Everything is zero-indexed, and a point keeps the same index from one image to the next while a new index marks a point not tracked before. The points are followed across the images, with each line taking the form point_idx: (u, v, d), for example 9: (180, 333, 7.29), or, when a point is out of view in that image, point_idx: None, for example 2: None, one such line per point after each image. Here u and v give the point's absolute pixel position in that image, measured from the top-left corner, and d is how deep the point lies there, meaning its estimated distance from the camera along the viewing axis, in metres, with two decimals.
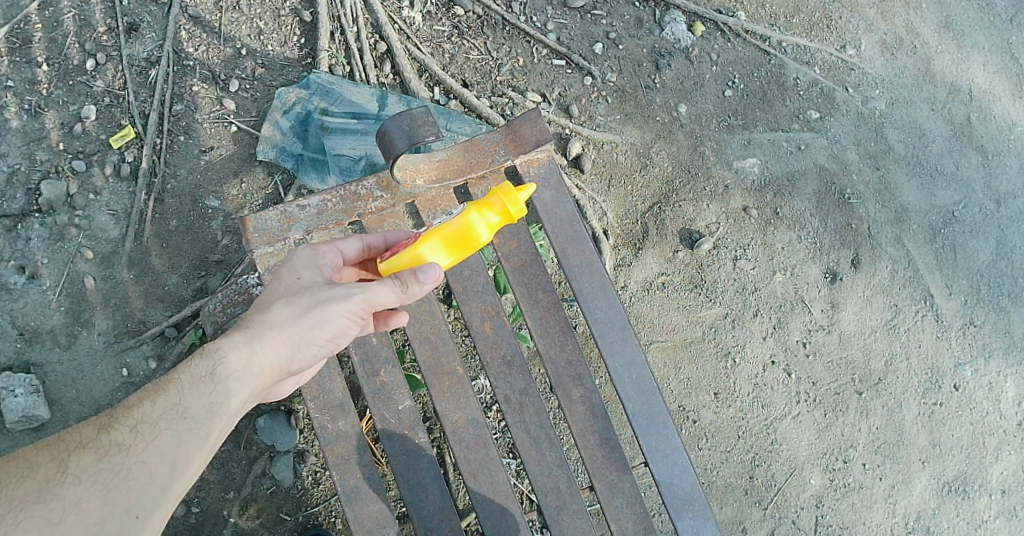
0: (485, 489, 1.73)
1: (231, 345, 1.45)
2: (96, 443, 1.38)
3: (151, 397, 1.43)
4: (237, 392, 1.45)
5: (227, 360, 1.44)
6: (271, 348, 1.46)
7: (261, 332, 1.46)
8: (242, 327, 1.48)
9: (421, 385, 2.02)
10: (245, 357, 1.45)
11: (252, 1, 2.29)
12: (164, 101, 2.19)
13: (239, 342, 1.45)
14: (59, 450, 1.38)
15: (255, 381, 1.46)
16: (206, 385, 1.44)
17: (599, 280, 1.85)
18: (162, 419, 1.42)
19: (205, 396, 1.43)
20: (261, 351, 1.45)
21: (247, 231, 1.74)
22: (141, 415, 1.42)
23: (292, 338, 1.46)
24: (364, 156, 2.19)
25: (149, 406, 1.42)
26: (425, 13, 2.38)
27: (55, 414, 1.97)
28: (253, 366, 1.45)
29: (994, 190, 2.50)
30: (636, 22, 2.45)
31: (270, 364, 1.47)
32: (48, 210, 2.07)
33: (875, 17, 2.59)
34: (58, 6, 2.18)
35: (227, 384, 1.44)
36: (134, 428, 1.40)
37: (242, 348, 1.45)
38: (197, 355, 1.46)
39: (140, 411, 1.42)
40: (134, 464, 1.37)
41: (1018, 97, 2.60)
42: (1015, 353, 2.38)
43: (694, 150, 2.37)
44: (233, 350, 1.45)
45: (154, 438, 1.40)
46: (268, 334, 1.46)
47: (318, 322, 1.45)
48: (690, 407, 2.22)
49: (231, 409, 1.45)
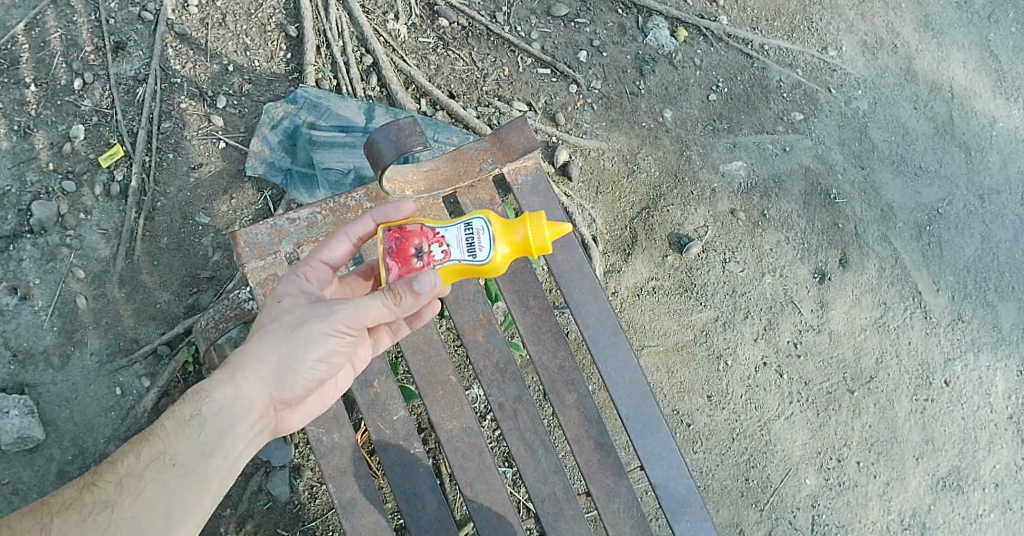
0: (482, 497, 1.74)
1: (214, 383, 1.50)
2: (79, 503, 1.40)
3: (135, 449, 1.45)
4: (228, 426, 1.49)
5: (212, 395, 1.50)
6: (257, 379, 1.51)
7: (243, 366, 1.51)
8: (227, 361, 1.52)
9: (415, 396, 2.03)
10: (231, 391, 1.50)
11: (238, 17, 2.31)
12: (152, 118, 2.20)
13: (221, 378, 1.51)
14: (41, 515, 1.38)
15: (247, 412, 1.51)
16: (192, 427, 1.48)
17: (589, 285, 1.86)
18: (148, 469, 1.44)
19: (195, 438, 1.48)
20: (248, 383, 1.51)
21: (238, 245, 1.75)
22: (125, 468, 1.43)
23: (280, 365, 1.50)
24: (353, 169, 2.19)
25: (133, 459, 1.44)
26: (411, 25, 2.40)
27: (51, 435, 1.96)
28: (242, 398, 1.50)
29: (977, 186, 2.52)
30: (619, 29, 2.47)
31: (259, 391, 1.52)
32: (39, 231, 2.08)
33: (856, 18, 2.62)
34: (44, 27, 2.20)
35: (216, 420, 1.49)
36: (119, 482, 1.42)
37: (226, 382, 1.50)
38: (184, 400, 1.51)
39: (125, 465, 1.44)
40: (122, 519, 1.39)
41: (998, 94, 2.63)
42: (1004, 348, 2.40)
43: (681, 155, 2.39)
44: (217, 387, 1.50)
45: (141, 491, 1.42)
46: (251, 365, 1.50)
47: (303, 345, 1.48)
48: (684, 411, 2.23)
49: (224, 447, 1.49)
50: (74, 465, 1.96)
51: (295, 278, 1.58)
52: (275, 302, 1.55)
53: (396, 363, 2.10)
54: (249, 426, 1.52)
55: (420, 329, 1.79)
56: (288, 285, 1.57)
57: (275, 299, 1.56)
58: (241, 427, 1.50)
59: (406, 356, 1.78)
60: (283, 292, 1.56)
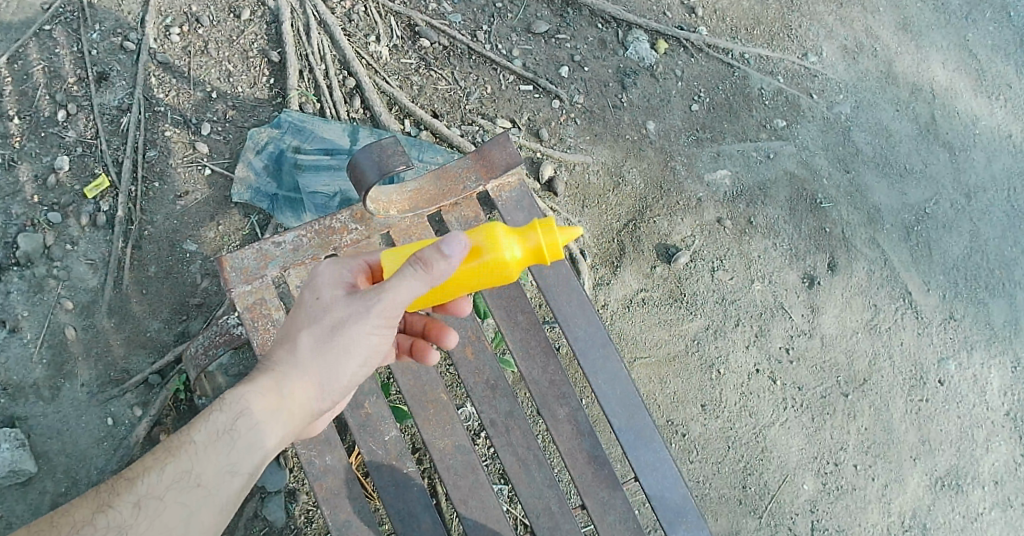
0: (477, 515, 1.73)
1: (253, 394, 1.48)
2: (93, 526, 1.41)
3: (157, 468, 1.46)
4: (262, 439, 1.49)
5: (250, 407, 1.48)
6: (298, 390, 1.47)
7: (285, 372, 1.47)
8: (267, 368, 1.49)
9: (407, 416, 2.03)
10: (271, 401, 1.48)
11: (220, 44, 2.31)
12: (137, 147, 2.20)
13: (259, 390, 1.48)
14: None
15: (284, 426, 1.50)
16: (223, 442, 1.48)
17: (577, 299, 1.87)
18: (169, 491, 1.45)
19: (224, 454, 1.48)
20: (289, 395, 1.48)
21: (225, 270, 1.74)
22: (144, 489, 1.45)
23: (322, 371, 1.47)
24: (339, 192, 2.23)
25: (155, 477, 1.45)
26: (392, 47, 2.41)
27: (42, 468, 1.95)
28: (280, 409, 1.48)
29: (963, 184, 2.54)
30: (600, 43, 2.49)
31: (298, 403, 1.49)
32: (25, 263, 2.07)
33: (834, 23, 2.64)
34: (27, 60, 2.21)
35: (249, 434, 1.48)
36: (135, 505, 1.44)
37: (268, 391, 1.48)
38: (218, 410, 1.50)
39: (144, 485, 1.45)
40: None
41: (979, 93, 2.65)
42: (997, 344, 2.40)
43: (666, 165, 2.40)
44: (255, 398, 1.48)
45: (158, 515, 1.43)
46: (291, 372, 1.46)
47: (349, 346, 1.45)
48: (678, 421, 2.22)
49: (253, 464, 1.50)
50: (67, 497, 1.94)
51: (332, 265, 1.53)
52: (315, 295, 1.50)
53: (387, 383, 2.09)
54: (284, 438, 1.52)
55: None
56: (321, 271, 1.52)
57: (313, 290, 1.50)
58: (275, 438, 1.50)
59: (396, 377, 1.78)
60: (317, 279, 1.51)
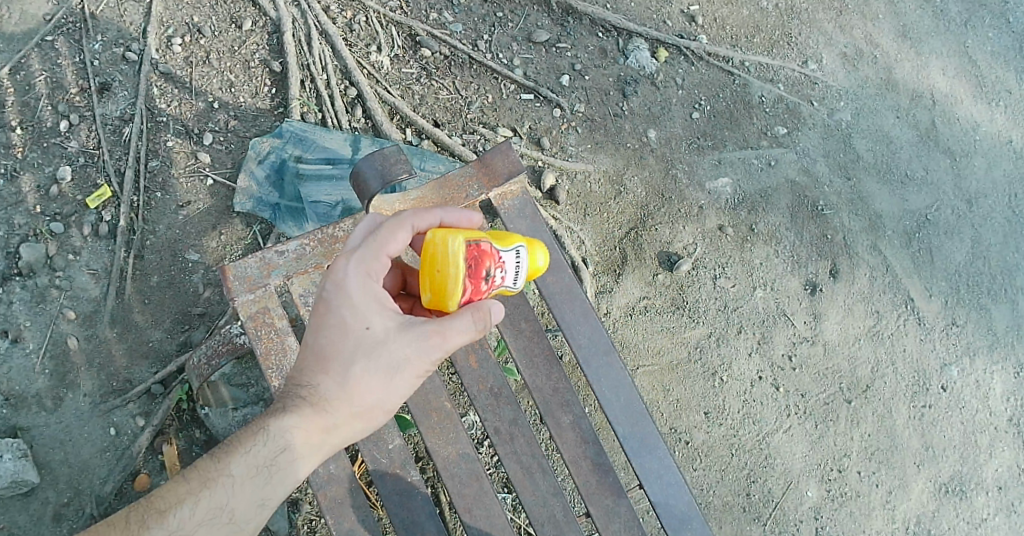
0: (482, 523, 1.72)
1: (296, 428, 1.49)
2: None
3: (190, 503, 1.48)
4: (301, 473, 1.52)
5: (292, 441, 1.50)
6: (343, 424, 1.49)
7: (333, 408, 1.47)
8: (307, 400, 1.48)
9: (410, 425, 2.02)
10: (315, 435, 1.49)
11: (222, 55, 2.32)
12: (139, 157, 2.20)
13: (304, 422, 1.48)
14: None
15: (323, 454, 1.52)
16: (261, 476, 1.51)
17: (580, 306, 1.87)
18: (201, 526, 1.48)
19: (260, 487, 1.51)
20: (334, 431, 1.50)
21: (227, 279, 1.74)
22: (175, 524, 1.47)
23: (368, 407, 1.48)
24: (341, 202, 2.23)
25: (188, 511, 1.48)
26: (393, 56, 2.42)
27: (44, 478, 1.94)
28: (325, 441, 1.50)
29: (964, 191, 2.54)
30: (601, 52, 2.50)
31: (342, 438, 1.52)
32: (27, 273, 2.07)
33: (834, 31, 2.65)
34: (30, 70, 2.22)
35: (289, 469, 1.50)
36: None
37: (311, 425, 1.48)
38: (258, 440, 1.51)
39: (176, 520, 1.47)
40: None
41: (979, 99, 2.66)
42: (999, 350, 2.40)
43: (667, 174, 2.41)
44: (299, 432, 1.49)
45: None
46: (336, 409, 1.47)
47: (400, 385, 1.47)
48: (682, 429, 2.22)
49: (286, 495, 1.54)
50: (69, 508, 1.93)
51: (362, 275, 1.46)
52: (360, 323, 1.46)
53: None
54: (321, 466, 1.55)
55: None
56: (358, 290, 1.46)
57: (356, 317, 1.46)
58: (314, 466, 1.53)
59: None
60: (359, 304, 1.46)
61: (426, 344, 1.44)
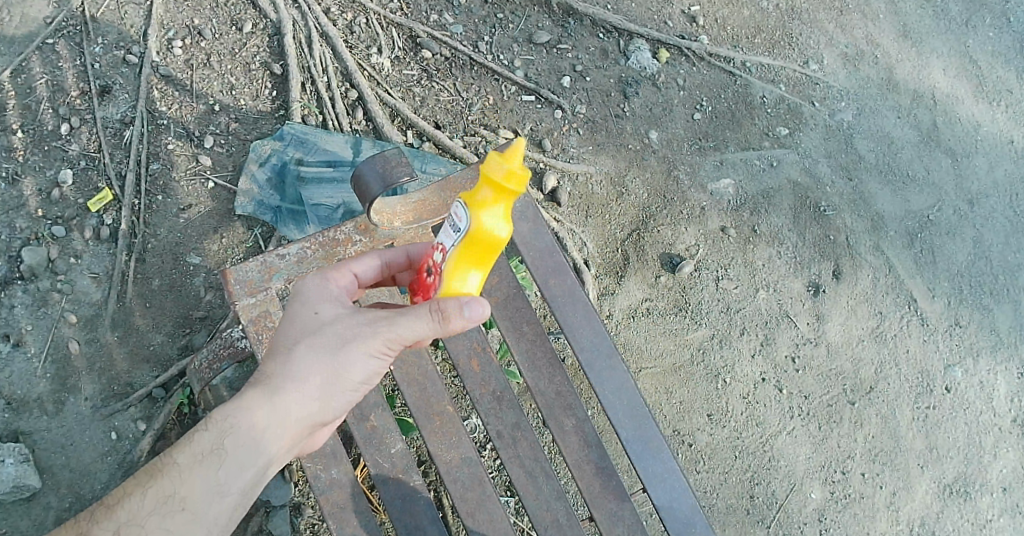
0: (484, 528, 1.72)
1: (239, 412, 1.41)
2: None
3: (139, 494, 1.39)
4: (252, 457, 1.42)
5: (237, 425, 1.42)
6: (290, 401, 1.40)
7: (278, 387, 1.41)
8: (255, 385, 1.43)
9: (412, 428, 2.02)
10: (259, 419, 1.41)
11: (223, 57, 2.32)
12: (140, 161, 2.20)
13: (251, 405, 1.41)
14: None
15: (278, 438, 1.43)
16: (212, 462, 1.42)
17: (583, 309, 1.86)
18: (151, 517, 1.38)
19: (213, 473, 1.41)
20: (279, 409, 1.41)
21: (229, 283, 1.73)
22: (125, 515, 1.39)
23: (316, 384, 1.41)
24: (342, 204, 2.23)
25: (137, 502, 1.39)
26: (394, 58, 2.42)
27: (47, 483, 1.94)
28: (271, 420, 1.41)
29: (966, 191, 2.53)
30: (601, 53, 2.50)
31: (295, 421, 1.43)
32: (29, 277, 2.07)
33: (835, 31, 2.65)
34: (30, 73, 2.21)
35: (238, 452, 1.42)
36: (117, 530, 1.38)
37: (256, 408, 1.41)
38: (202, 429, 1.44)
39: (127, 511, 1.39)
40: None
41: (981, 99, 2.65)
42: (1003, 351, 2.39)
43: (669, 175, 2.40)
44: (242, 416, 1.41)
45: None
46: (280, 389, 1.40)
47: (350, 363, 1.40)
48: (685, 431, 2.21)
49: (238, 485, 1.43)
50: (72, 512, 1.93)
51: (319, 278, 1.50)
52: (309, 309, 1.45)
53: (393, 395, 2.09)
54: (276, 455, 1.45)
55: (414, 360, 1.78)
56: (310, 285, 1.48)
57: (306, 306, 1.45)
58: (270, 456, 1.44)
59: (401, 388, 1.77)
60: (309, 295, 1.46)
61: (377, 320, 1.39)
